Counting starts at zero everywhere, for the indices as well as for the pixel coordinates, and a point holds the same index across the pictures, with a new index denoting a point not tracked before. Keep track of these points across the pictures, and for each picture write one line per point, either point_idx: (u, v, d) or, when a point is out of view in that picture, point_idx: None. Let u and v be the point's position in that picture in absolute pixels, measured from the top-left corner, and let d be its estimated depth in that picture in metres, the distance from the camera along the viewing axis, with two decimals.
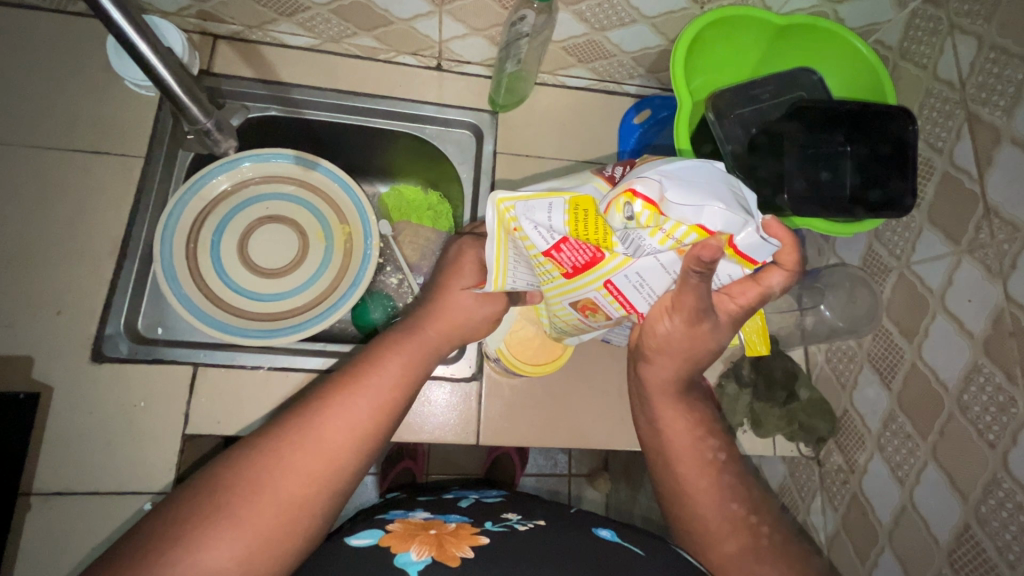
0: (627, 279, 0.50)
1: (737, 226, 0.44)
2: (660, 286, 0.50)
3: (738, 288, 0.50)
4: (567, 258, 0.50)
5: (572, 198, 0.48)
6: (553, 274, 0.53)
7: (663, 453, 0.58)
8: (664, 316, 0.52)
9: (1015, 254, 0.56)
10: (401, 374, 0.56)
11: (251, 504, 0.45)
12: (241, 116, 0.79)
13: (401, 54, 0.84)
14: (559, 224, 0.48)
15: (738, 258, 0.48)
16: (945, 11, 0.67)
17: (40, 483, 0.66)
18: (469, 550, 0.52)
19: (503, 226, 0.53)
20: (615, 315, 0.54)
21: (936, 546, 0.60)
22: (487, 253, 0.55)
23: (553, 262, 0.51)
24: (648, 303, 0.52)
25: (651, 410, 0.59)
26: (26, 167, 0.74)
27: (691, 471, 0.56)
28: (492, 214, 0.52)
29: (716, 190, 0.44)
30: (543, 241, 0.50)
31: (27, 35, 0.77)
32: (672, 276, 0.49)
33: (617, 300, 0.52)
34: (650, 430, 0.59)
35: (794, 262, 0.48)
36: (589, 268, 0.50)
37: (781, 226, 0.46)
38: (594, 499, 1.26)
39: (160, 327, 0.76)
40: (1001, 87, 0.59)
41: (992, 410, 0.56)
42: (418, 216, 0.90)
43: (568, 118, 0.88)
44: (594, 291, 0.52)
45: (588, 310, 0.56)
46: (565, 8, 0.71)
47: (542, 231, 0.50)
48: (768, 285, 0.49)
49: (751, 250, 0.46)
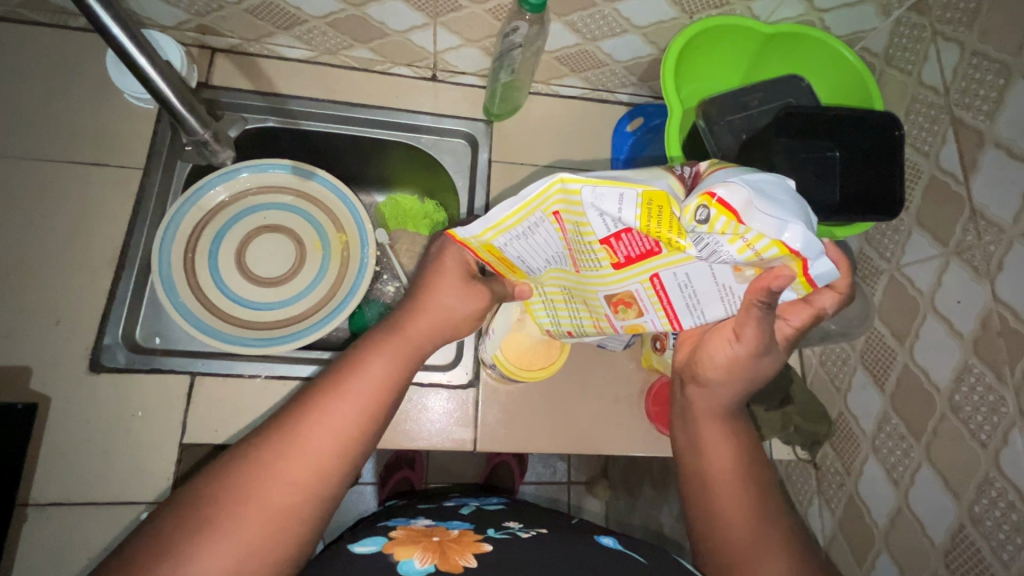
0: (675, 276, 0.49)
1: (815, 254, 0.41)
2: (705, 291, 0.49)
3: (792, 312, 0.53)
4: (623, 247, 0.47)
5: (646, 190, 0.43)
6: (599, 262, 0.50)
7: (696, 474, 0.58)
8: (725, 344, 0.54)
9: (1002, 255, 0.56)
10: (385, 374, 0.55)
11: (238, 512, 0.45)
12: (239, 128, 0.82)
13: (396, 65, 0.85)
14: (629, 217, 0.44)
15: (804, 287, 0.45)
16: (929, 18, 0.68)
17: (36, 493, 0.66)
18: (474, 559, 0.52)
19: (546, 205, 0.48)
20: (650, 313, 0.54)
21: (932, 546, 0.60)
22: (498, 211, 0.49)
23: (605, 250, 0.48)
24: (687, 306, 0.51)
25: (693, 433, 0.59)
26: (25, 180, 0.75)
27: (722, 490, 0.56)
28: (542, 191, 0.46)
29: (800, 209, 0.40)
30: (604, 228, 0.46)
31: (26, 48, 0.78)
32: (722, 289, 0.48)
33: (657, 296, 0.51)
34: (689, 452, 0.59)
35: (845, 286, 0.50)
36: (642, 260, 0.48)
37: (836, 249, 0.48)
38: (595, 508, 1.26)
39: (157, 337, 0.76)
40: (984, 91, 0.61)
41: (983, 410, 0.56)
42: (414, 224, 0.92)
43: (562, 126, 0.89)
44: (638, 284, 0.51)
45: (621, 305, 0.55)
46: (558, 19, 0.72)
47: (606, 220, 0.45)
48: (820, 307, 0.52)
49: (822, 280, 0.44)
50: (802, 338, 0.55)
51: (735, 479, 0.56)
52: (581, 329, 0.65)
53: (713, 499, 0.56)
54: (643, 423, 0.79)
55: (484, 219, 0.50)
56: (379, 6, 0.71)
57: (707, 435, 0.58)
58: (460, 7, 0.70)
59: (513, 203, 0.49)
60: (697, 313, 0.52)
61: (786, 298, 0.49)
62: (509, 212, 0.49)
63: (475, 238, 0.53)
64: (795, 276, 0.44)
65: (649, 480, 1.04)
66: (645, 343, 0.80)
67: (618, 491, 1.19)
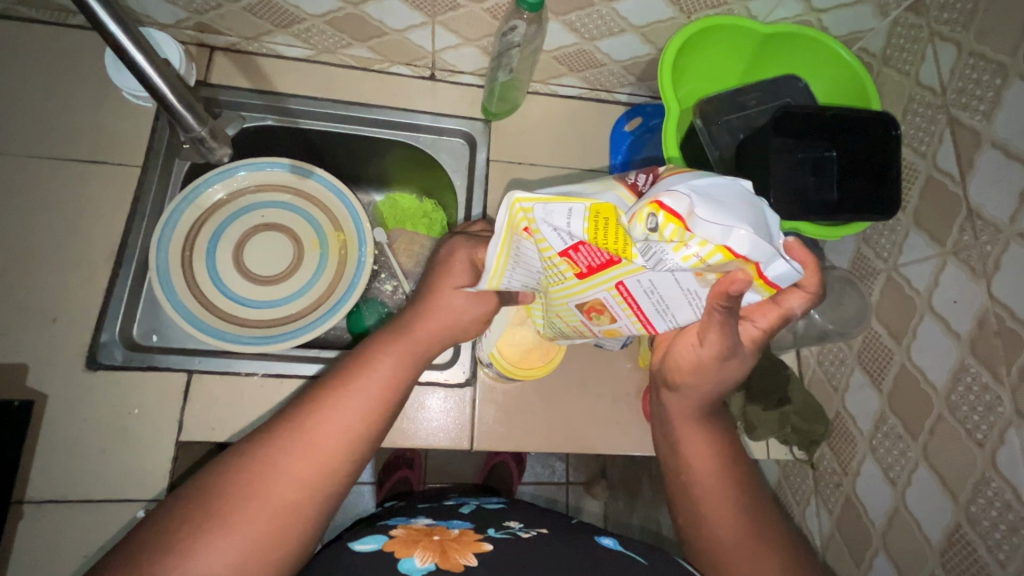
0: (640, 283, 0.47)
1: (766, 257, 0.41)
2: (671, 295, 0.47)
3: (759, 312, 0.52)
4: (583, 259, 0.47)
5: (594, 204, 0.44)
6: (564, 274, 0.50)
7: (680, 475, 0.58)
8: (691, 348, 0.54)
9: (998, 255, 0.56)
10: (392, 374, 0.55)
11: (243, 509, 0.45)
12: (237, 126, 0.82)
13: (395, 64, 0.85)
14: (578, 230, 0.45)
15: (764, 289, 0.44)
16: (927, 18, 0.68)
17: (33, 490, 0.66)
18: (473, 558, 0.52)
19: (512, 225, 0.50)
20: (623, 319, 0.51)
21: (929, 546, 0.60)
22: (488, 251, 0.52)
23: (566, 262, 0.48)
24: (657, 311, 0.49)
25: (672, 434, 0.59)
26: (23, 177, 0.75)
27: (722, 489, 0.56)
28: (505, 213, 0.49)
29: (750, 213, 0.40)
30: (560, 242, 0.47)
31: (24, 46, 0.78)
32: (687, 294, 0.46)
33: (627, 303, 0.49)
34: (670, 453, 0.59)
35: (814, 284, 0.48)
36: (603, 271, 0.47)
37: (801, 247, 0.46)
38: (593, 508, 1.26)
39: (154, 335, 0.76)
40: (981, 92, 0.61)
41: (980, 409, 0.56)
42: (412, 223, 0.91)
43: (560, 125, 0.89)
44: (605, 292, 0.49)
45: (593, 312, 0.53)
46: (556, 18, 0.72)
47: (560, 234, 0.46)
48: (788, 308, 0.50)
49: (781, 281, 0.43)
50: (771, 338, 0.53)
51: (737, 479, 0.56)
52: (564, 335, 0.63)
53: (715, 499, 0.56)
54: (641, 423, 0.79)
55: (484, 266, 0.54)
56: (378, 5, 0.72)
57: (686, 438, 0.58)
58: (458, 6, 0.71)
59: (493, 237, 0.52)
60: (669, 317, 0.50)
61: (748, 300, 0.48)
62: (491, 245, 0.52)
63: (482, 285, 0.56)
64: (751, 280, 0.43)
65: (647, 481, 1.04)
66: (642, 342, 0.80)
67: (617, 492, 1.19)
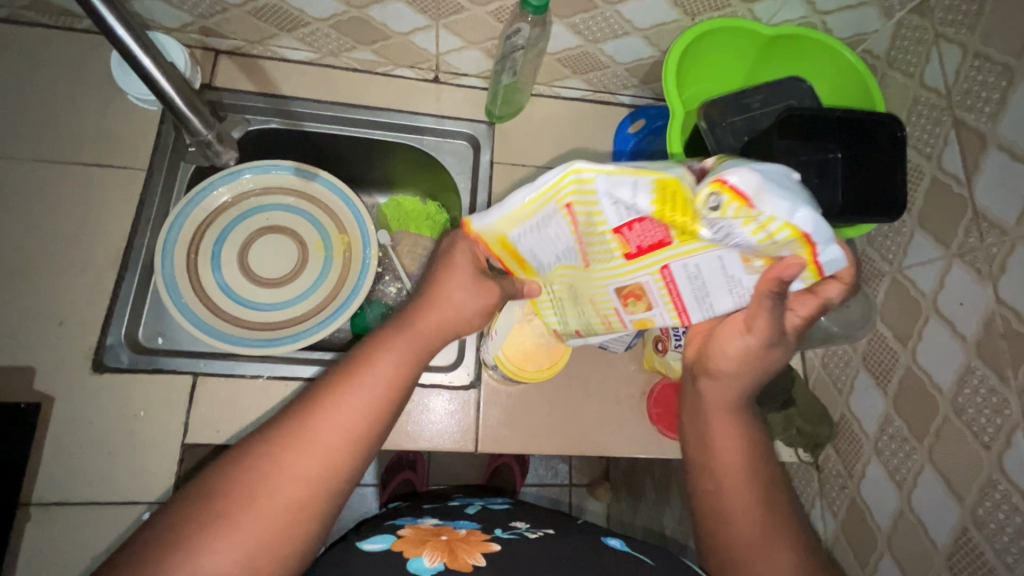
0: (685, 267, 0.49)
1: (822, 241, 0.41)
2: (714, 283, 0.50)
3: (798, 301, 0.52)
4: (635, 238, 0.48)
5: (659, 177, 0.42)
6: (611, 253, 0.51)
7: (707, 470, 0.57)
8: (736, 336, 0.53)
9: (1004, 257, 0.56)
10: (394, 368, 0.55)
11: (248, 508, 0.45)
12: (243, 129, 0.81)
13: (399, 67, 0.85)
14: (641, 203, 0.43)
15: (813, 275, 0.45)
16: (931, 20, 0.68)
17: (39, 493, 0.66)
18: (481, 558, 0.52)
19: (557, 190, 0.46)
20: (659, 307, 0.54)
21: (935, 549, 0.60)
22: (517, 197, 0.48)
23: (618, 240, 0.49)
24: (695, 298, 0.52)
25: (702, 426, 0.59)
26: (30, 180, 0.76)
27: (734, 487, 0.55)
28: (555, 174, 0.45)
29: (809, 197, 0.40)
30: (617, 217, 0.46)
31: (30, 50, 0.79)
32: (730, 280, 0.49)
33: (668, 289, 0.52)
34: (698, 446, 0.59)
35: (851, 276, 0.48)
36: (653, 251, 0.49)
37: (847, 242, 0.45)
38: (596, 509, 1.26)
39: (160, 337, 0.77)
40: (986, 93, 0.61)
41: (987, 412, 0.56)
42: (416, 224, 0.92)
43: (564, 127, 0.89)
44: (648, 276, 0.52)
45: (630, 298, 0.55)
46: (560, 21, 0.72)
47: (620, 207, 0.45)
48: (826, 298, 0.50)
49: (832, 268, 0.44)
50: (812, 326, 0.53)
51: (750, 478, 0.56)
52: (589, 330, 0.64)
53: (731, 493, 0.55)
54: (645, 426, 0.79)
55: (501, 207, 0.50)
56: (381, 8, 0.72)
57: (716, 429, 0.58)
58: (462, 9, 0.71)
59: (528, 186, 0.48)
60: (706, 307, 0.53)
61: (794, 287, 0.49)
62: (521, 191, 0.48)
63: (492, 229, 0.53)
64: (804, 265, 0.44)
65: (651, 483, 1.04)
66: (645, 343, 0.81)
67: (620, 493, 1.19)
